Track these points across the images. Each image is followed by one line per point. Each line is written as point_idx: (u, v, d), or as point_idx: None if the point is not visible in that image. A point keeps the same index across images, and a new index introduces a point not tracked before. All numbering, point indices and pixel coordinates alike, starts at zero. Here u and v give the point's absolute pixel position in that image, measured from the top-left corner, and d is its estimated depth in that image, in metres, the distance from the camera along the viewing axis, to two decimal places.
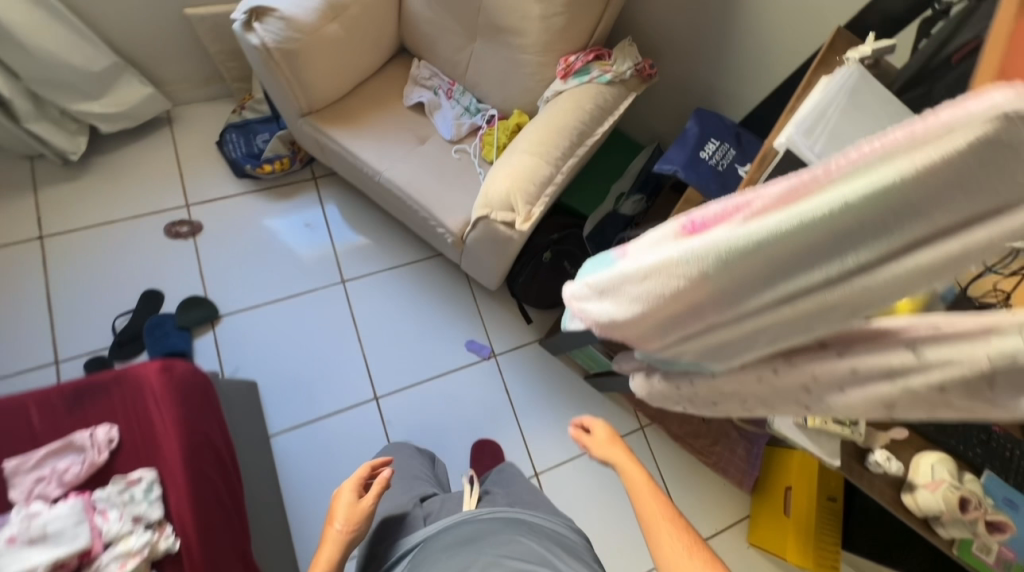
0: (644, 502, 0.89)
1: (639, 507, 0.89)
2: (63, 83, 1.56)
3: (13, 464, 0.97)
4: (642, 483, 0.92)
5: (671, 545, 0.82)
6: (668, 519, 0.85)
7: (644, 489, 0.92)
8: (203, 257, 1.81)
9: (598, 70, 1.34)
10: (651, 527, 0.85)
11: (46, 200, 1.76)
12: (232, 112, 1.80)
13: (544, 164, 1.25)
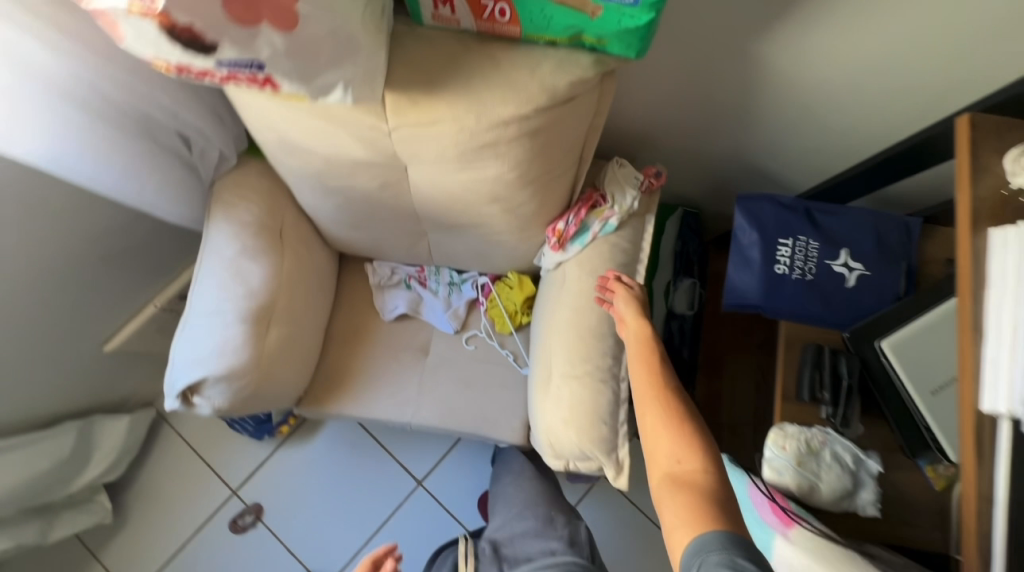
0: (643, 392, 0.84)
1: (637, 394, 0.85)
2: (48, 484, 1.39)
3: None
4: (647, 371, 0.86)
5: (659, 454, 0.75)
6: (674, 419, 0.77)
7: (650, 366, 0.87)
8: (279, 533, 1.69)
9: (597, 218, 1.00)
10: (649, 427, 0.79)
11: (111, 563, 1.67)
12: None
13: (600, 383, 0.97)
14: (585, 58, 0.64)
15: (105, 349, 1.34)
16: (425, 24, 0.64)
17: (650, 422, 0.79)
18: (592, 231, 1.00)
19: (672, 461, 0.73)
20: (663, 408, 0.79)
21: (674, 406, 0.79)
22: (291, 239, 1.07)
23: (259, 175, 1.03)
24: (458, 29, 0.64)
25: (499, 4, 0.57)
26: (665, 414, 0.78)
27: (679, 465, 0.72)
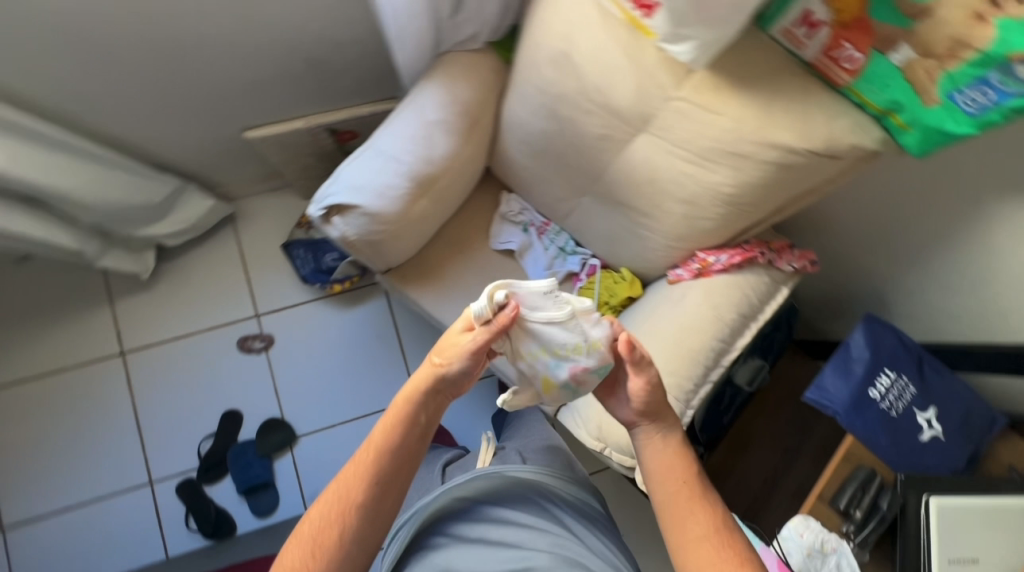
0: (673, 501, 0.80)
1: (664, 505, 0.80)
2: (126, 218, 1.43)
3: None
4: (682, 495, 0.80)
5: None
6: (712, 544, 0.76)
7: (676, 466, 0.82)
8: (277, 371, 1.77)
9: (555, 352, 0.78)
10: (695, 557, 0.75)
11: (123, 313, 1.74)
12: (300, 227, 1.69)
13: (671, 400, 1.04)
14: (875, 133, 0.71)
15: (245, 133, 1.37)
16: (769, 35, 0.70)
17: (691, 548, 0.76)
18: (572, 360, 0.78)
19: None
20: (706, 528, 0.77)
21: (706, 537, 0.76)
22: (477, 136, 1.13)
23: (487, 69, 1.09)
24: (789, 53, 0.71)
25: (857, 52, 0.66)
26: (714, 541, 0.75)
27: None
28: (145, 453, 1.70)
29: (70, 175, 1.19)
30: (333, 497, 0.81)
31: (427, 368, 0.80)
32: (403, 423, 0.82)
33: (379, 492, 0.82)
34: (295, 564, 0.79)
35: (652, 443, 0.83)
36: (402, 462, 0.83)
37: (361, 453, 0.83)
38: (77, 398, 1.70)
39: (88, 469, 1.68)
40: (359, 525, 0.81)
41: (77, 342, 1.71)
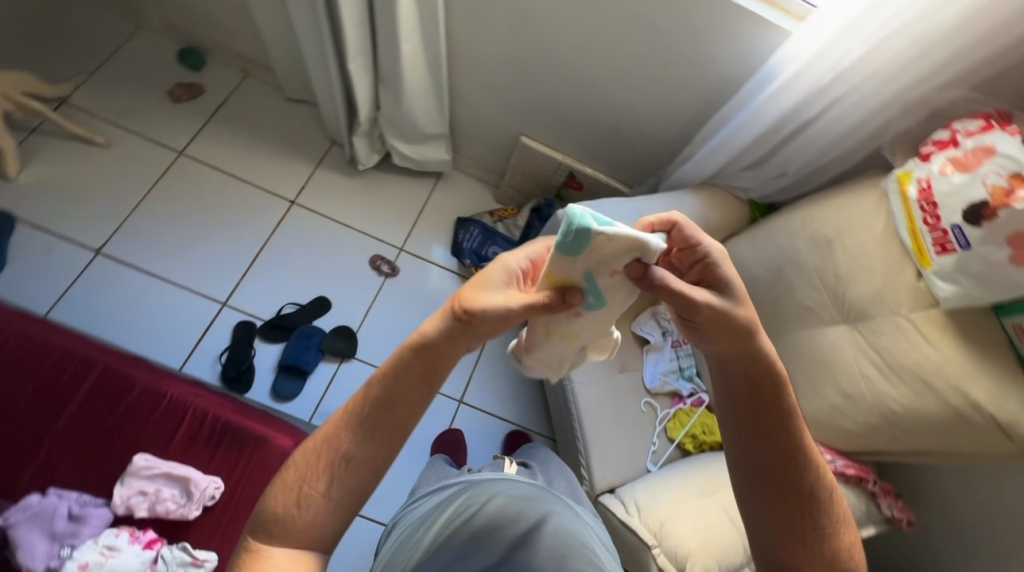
0: (755, 453, 0.77)
1: (748, 457, 0.78)
2: (399, 126, 1.76)
3: (141, 463, 0.99)
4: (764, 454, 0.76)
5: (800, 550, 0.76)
6: (796, 504, 0.76)
7: (769, 411, 0.75)
8: (379, 297, 1.89)
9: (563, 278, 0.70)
10: (775, 518, 0.77)
11: (316, 178, 2.01)
12: (488, 215, 1.98)
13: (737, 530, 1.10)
14: None
15: (522, 138, 1.75)
16: (1000, 322, 0.93)
17: (769, 501, 0.77)
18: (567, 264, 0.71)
19: (810, 549, 0.76)
20: (788, 493, 0.76)
21: (794, 501, 0.76)
22: None
23: (737, 213, 1.38)
24: (1016, 340, 0.91)
25: None
26: (794, 506, 0.76)
27: (811, 556, 0.76)
28: (239, 280, 1.82)
29: (420, 84, 1.58)
30: (314, 445, 0.67)
31: (438, 316, 0.69)
32: (394, 373, 0.67)
33: (370, 445, 0.67)
34: (281, 504, 0.65)
35: (739, 369, 0.76)
36: (389, 410, 0.67)
37: (348, 410, 0.68)
38: (234, 208, 1.91)
39: (190, 259, 1.81)
40: (347, 478, 0.66)
41: (272, 174, 1.98)
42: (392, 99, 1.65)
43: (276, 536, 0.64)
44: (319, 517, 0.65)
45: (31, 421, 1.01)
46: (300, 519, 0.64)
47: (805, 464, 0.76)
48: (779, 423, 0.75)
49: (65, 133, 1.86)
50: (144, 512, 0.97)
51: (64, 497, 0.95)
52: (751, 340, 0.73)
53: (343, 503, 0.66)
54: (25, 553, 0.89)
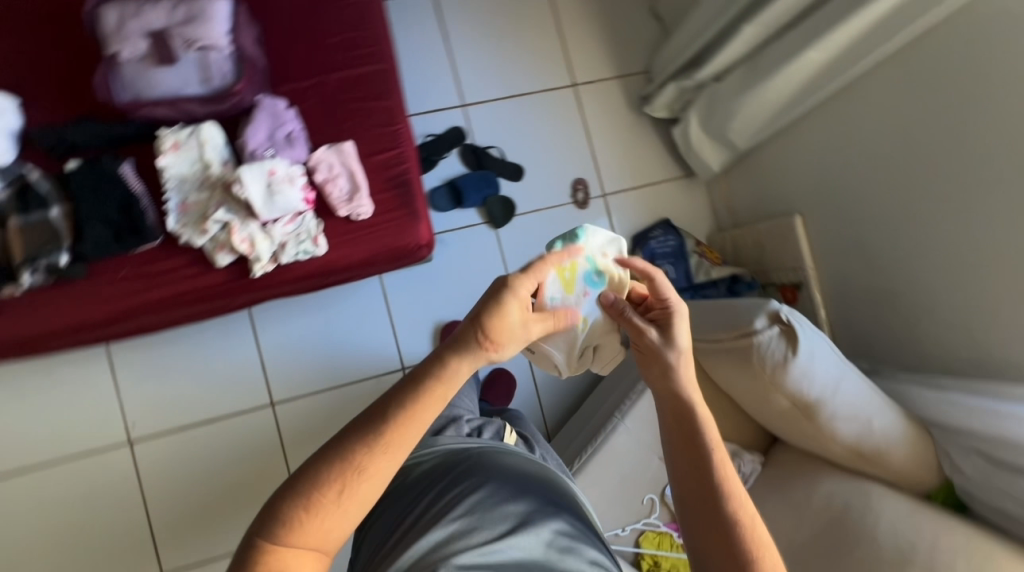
0: (690, 505, 0.72)
1: (686, 515, 0.73)
2: (716, 108, 1.61)
3: (348, 148, 1.13)
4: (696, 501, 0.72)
5: None
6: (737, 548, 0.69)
7: (690, 456, 0.73)
8: (553, 209, 1.88)
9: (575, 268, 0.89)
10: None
11: (607, 82, 1.95)
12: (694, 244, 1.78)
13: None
14: None
15: (795, 214, 1.57)
16: None
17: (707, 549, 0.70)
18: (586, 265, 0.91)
19: None
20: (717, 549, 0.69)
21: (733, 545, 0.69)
22: (851, 460, 1.16)
23: (920, 479, 1.14)
24: None
25: None
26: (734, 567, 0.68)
27: None
28: (488, 99, 1.86)
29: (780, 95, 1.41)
30: (317, 454, 0.63)
31: (443, 353, 0.66)
32: (415, 394, 0.64)
33: (383, 458, 0.62)
34: (293, 505, 0.60)
35: (675, 411, 0.75)
36: (408, 424, 0.63)
37: (346, 434, 0.63)
38: (536, 44, 1.89)
39: (477, 50, 1.85)
40: (358, 485, 0.62)
41: (585, 49, 1.93)
42: (743, 85, 1.50)
43: (285, 539, 0.60)
44: (329, 520, 0.61)
45: (318, 51, 1.15)
46: (313, 522, 0.60)
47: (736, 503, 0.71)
48: (696, 468, 0.73)
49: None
50: (320, 179, 1.10)
51: (293, 120, 1.11)
52: (673, 375, 0.74)
53: (353, 510, 0.62)
54: (250, 128, 1.07)
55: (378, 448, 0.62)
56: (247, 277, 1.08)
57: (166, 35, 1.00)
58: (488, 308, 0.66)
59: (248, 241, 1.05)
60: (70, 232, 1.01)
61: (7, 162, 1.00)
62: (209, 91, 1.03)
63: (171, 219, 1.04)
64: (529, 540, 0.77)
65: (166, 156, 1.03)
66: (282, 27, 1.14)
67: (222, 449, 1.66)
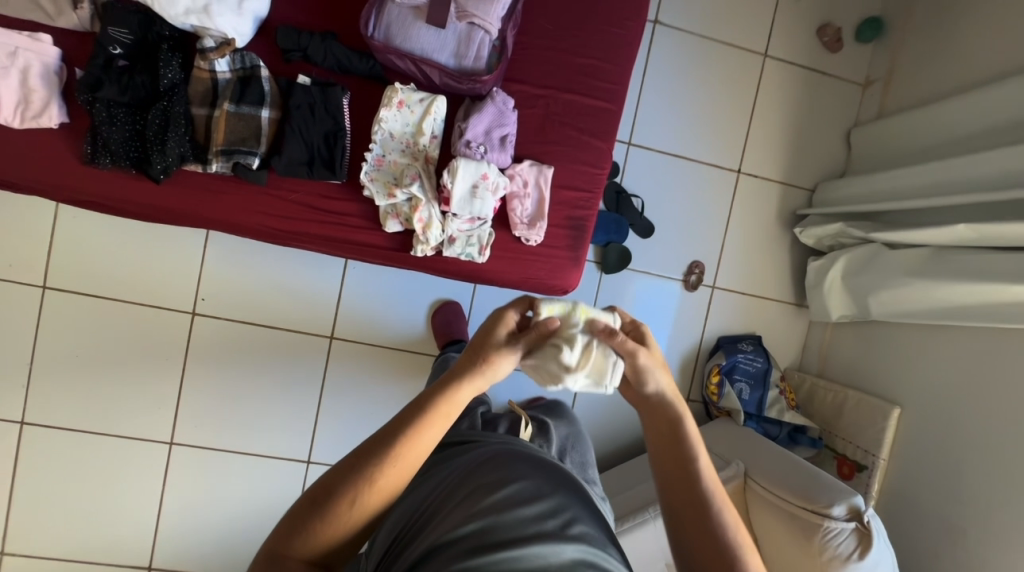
0: (679, 503, 0.80)
1: (673, 512, 0.80)
2: (871, 270, 1.57)
3: (547, 173, 1.09)
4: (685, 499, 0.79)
5: None
6: (720, 541, 0.77)
7: (676, 458, 0.80)
8: (661, 278, 1.86)
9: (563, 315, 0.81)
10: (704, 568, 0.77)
11: (770, 185, 1.89)
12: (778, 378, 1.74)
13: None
14: None
15: (895, 407, 1.51)
16: None
17: (693, 544, 0.78)
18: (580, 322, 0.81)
19: None
20: (701, 537, 0.77)
21: (713, 539, 0.77)
22: None
23: None
24: None
25: None
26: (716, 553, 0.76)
27: None
28: (655, 149, 1.83)
29: (948, 303, 1.35)
30: (338, 464, 0.73)
31: (440, 382, 0.76)
32: (421, 415, 0.74)
33: (393, 468, 0.72)
34: (317, 505, 0.69)
35: (660, 423, 0.81)
36: (416, 438, 0.73)
37: (356, 453, 0.72)
38: (721, 119, 1.86)
39: (665, 99, 1.82)
40: (375, 495, 0.71)
41: (764, 143, 1.88)
42: (914, 269, 1.44)
43: (309, 535, 0.69)
44: (349, 523, 0.70)
45: (563, 69, 1.11)
46: (337, 524, 0.70)
47: (715, 499, 0.78)
48: (681, 469, 0.80)
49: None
50: (514, 195, 1.07)
51: (512, 124, 1.07)
52: (657, 396, 0.81)
53: (368, 513, 0.71)
54: (475, 118, 1.03)
55: (396, 461, 0.72)
56: (405, 251, 1.07)
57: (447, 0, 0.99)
58: (471, 344, 0.77)
59: (425, 223, 1.03)
60: (269, 138, 1.00)
61: (240, 42, 0.97)
62: (458, 68, 1.01)
63: (365, 170, 1.02)
64: (542, 553, 0.71)
65: (389, 110, 1.01)
66: (542, 29, 1.10)
67: (270, 353, 1.69)
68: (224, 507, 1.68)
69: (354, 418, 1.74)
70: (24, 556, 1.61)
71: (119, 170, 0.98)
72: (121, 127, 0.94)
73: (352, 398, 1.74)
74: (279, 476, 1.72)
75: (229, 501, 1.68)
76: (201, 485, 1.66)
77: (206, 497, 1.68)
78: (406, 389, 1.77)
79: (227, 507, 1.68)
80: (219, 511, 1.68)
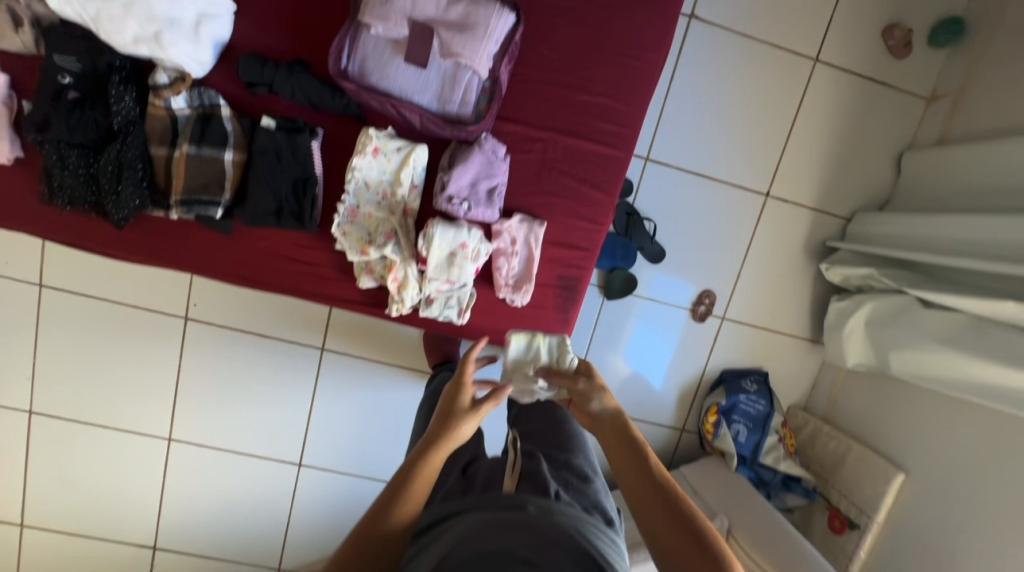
0: (626, 472, 0.77)
1: (624, 486, 0.77)
2: (900, 327, 1.43)
3: (538, 230, 0.98)
4: (630, 465, 0.77)
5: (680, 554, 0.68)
6: (673, 509, 0.72)
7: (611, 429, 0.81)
8: (667, 306, 1.75)
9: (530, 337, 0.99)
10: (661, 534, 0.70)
11: (801, 211, 1.71)
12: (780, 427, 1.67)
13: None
14: None
15: (900, 474, 1.45)
16: None
17: (646, 515, 0.73)
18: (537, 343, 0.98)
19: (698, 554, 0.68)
20: (653, 502, 0.73)
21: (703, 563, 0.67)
22: None
23: None
24: None
25: None
26: (667, 514, 0.71)
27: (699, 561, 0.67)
28: (676, 166, 1.65)
29: (981, 381, 1.22)
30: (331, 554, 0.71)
31: (417, 454, 0.76)
32: (403, 492, 0.73)
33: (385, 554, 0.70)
34: None
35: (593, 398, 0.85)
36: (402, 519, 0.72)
37: (388, 486, 0.74)
38: (754, 135, 1.65)
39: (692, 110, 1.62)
40: None
41: (801, 163, 1.68)
42: (948, 336, 1.31)
43: None
44: None
45: (566, 107, 0.97)
46: None
47: (656, 466, 0.76)
48: (619, 438, 0.80)
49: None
50: (499, 255, 0.98)
51: (501, 175, 0.95)
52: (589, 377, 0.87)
53: None
54: (458, 170, 0.91)
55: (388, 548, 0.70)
56: (379, 309, 1.00)
57: (430, 33, 0.85)
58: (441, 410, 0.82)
59: (399, 283, 0.95)
60: (234, 186, 0.91)
61: (198, 74, 0.87)
62: (441, 113, 0.89)
63: (337, 223, 0.93)
64: None
65: (363, 158, 0.90)
66: (544, 60, 0.95)
67: (264, 359, 1.70)
68: (220, 494, 1.79)
69: (346, 426, 1.76)
70: (42, 529, 1.74)
71: (77, 213, 0.92)
72: (72, 171, 0.87)
73: (343, 408, 1.75)
74: (273, 475, 1.78)
75: (225, 489, 1.78)
76: (198, 475, 1.75)
77: (203, 487, 1.77)
78: (396, 401, 1.77)
79: (223, 495, 1.78)
80: (215, 498, 1.78)
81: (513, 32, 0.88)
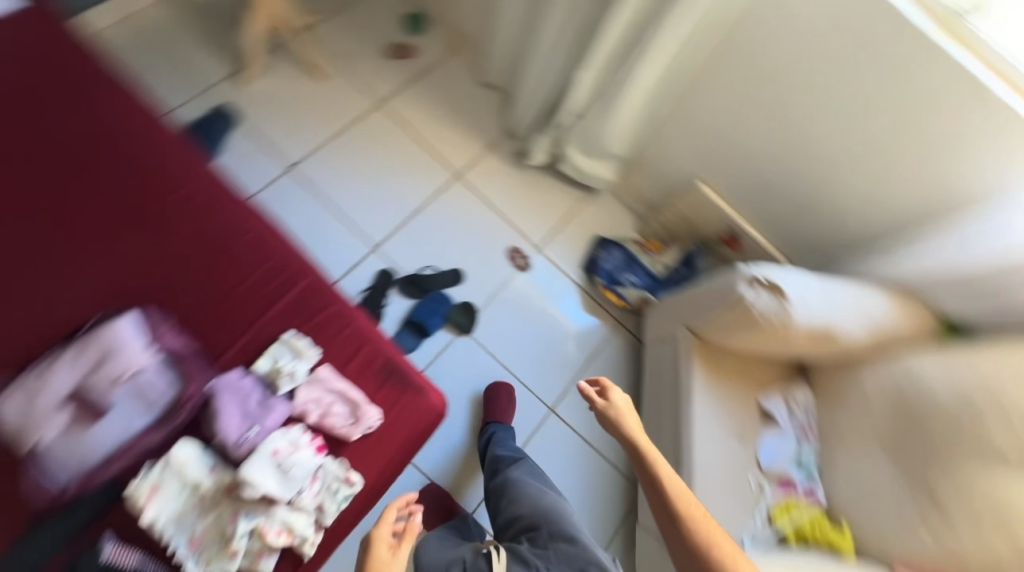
0: (632, 441, 1.26)
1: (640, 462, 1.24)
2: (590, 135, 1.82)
3: (325, 374, 1.07)
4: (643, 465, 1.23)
5: (692, 521, 1.12)
6: (675, 508, 1.14)
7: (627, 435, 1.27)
8: (506, 288, 1.92)
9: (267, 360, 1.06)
10: (667, 501, 1.16)
11: (485, 158, 2.06)
12: (634, 245, 1.98)
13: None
14: None
15: (698, 182, 1.83)
16: None
17: (655, 491, 1.18)
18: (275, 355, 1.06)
19: (690, 517, 1.12)
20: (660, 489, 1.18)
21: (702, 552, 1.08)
22: (864, 349, 1.41)
23: (920, 327, 1.41)
24: None
25: None
26: (672, 505, 1.15)
27: (693, 531, 1.11)
28: (393, 228, 1.88)
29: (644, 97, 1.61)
30: None
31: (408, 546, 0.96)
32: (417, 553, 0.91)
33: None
34: None
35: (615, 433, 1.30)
36: None
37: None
38: (407, 166, 1.97)
39: (359, 197, 1.88)
40: None
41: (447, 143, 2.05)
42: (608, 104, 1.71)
43: None
44: None
45: (241, 303, 1.09)
46: None
47: (646, 456, 1.23)
48: (632, 443, 1.26)
49: (295, 39, 1.99)
50: (317, 420, 1.04)
51: (254, 384, 1.03)
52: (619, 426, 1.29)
53: None
54: (223, 421, 0.99)
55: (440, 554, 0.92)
56: (304, 561, 0.98)
57: (95, 394, 0.96)
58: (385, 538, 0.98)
59: (282, 529, 0.96)
60: None
61: None
62: (165, 415, 0.99)
63: (194, 562, 0.92)
64: None
65: (150, 507, 0.92)
66: (194, 301, 1.07)
67: None
68: None
69: None
70: None
71: None
72: None
73: None
74: None
75: None
76: None
77: None
78: None
79: None
80: None
81: (146, 322, 1.02)
